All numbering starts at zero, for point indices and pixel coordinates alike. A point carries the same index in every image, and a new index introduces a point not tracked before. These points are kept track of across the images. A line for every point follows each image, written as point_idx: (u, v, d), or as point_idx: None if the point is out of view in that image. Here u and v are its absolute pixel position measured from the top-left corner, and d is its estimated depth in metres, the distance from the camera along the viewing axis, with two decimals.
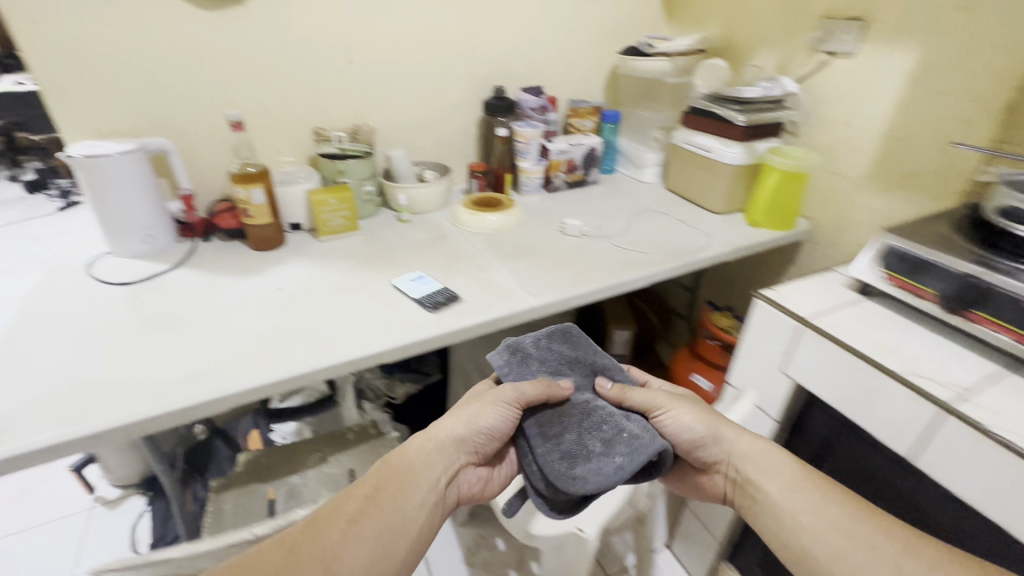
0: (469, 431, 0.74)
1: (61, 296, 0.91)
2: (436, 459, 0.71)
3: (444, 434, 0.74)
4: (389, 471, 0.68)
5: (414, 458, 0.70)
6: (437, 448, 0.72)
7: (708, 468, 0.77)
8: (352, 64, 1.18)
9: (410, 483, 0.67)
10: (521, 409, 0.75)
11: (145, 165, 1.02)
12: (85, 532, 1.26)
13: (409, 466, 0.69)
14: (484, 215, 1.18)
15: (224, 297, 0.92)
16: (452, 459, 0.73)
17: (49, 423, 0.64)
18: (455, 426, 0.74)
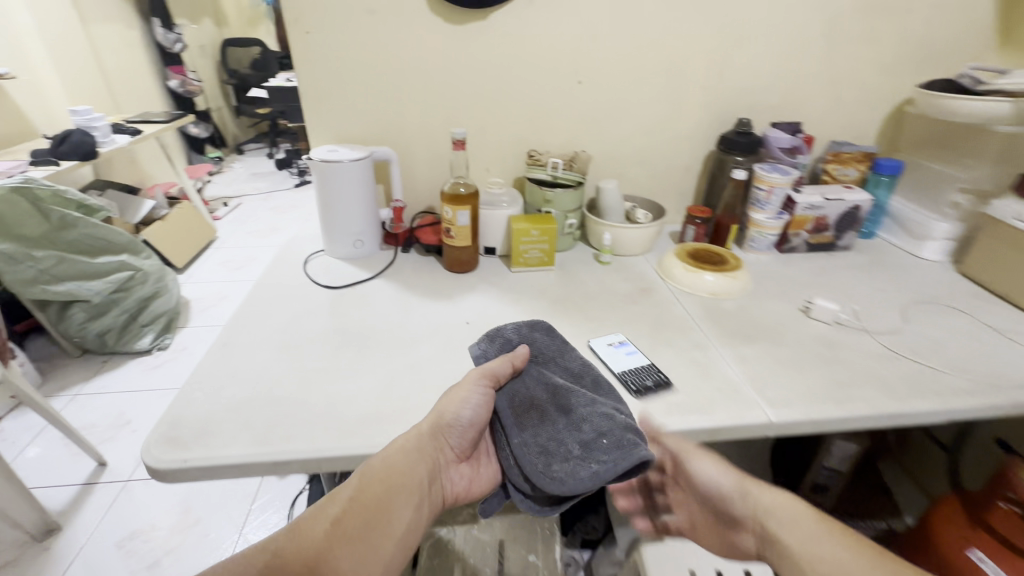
0: (449, 422, 0.65)
1: (279, 290, 0.95)
2: (418, 456, 0.62)
3: (418, 427, 0.64)
4: (374, 472, 0.60)
5: (390, 454, 0.61)
6: (406, 444, 0.62)
7: (737, 525, 0.62)
8: (580, 85, 1.09)
9: (394, 485, 0.59)
10: (490, 395, 0.67)
11: (369, 173, 1.04)
12: (257, 493, 1.37)
13: (389, 466, 0.60)
14: (704, 274, 0.97)
15: (414, 322, 0.88)
16: (429, 457, 0.63)
17: (243, 438, 0.63)
18: (430, 417, 0.65)
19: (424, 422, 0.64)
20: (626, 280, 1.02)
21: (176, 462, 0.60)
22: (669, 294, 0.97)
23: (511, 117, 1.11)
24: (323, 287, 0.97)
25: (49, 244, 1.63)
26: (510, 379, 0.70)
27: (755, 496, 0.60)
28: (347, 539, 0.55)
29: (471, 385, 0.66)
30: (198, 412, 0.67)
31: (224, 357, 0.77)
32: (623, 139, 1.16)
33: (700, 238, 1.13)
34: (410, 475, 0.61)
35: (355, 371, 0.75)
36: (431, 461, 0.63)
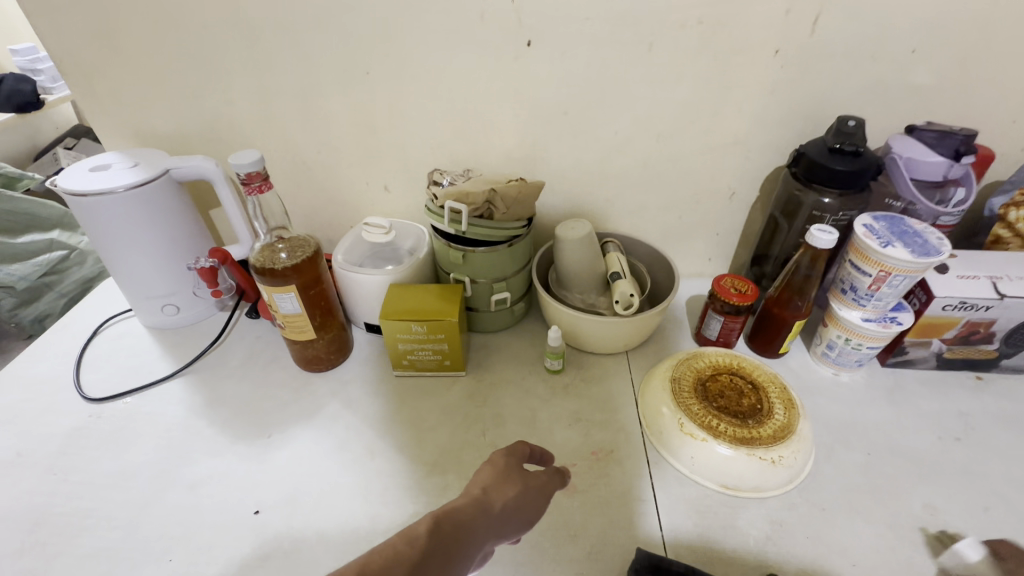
0: (519, 492, 0.43)
1: (17, 399, 0.61)
2: (486, 523, 0.40)
3: (491, 497, 0.42)
4: (447, 524, 0.37)
5: (461, 509, 0.39)
6: (481, 508, 0.40)
7: None
8: (529, 49, 0.59)
9: (468, 547, 0.37)
10: (538, 483, 0.46)
11: (172, 202, 0.64)
12: None
13: (462, 524, 0.38)
14: (714, 445, 0.51)
15: (173, 500, 0.52)
16: (499, 538, 0.40)
17: None
18: (504, 490, 0.43)
19: (500, 493, 0.42)
20: (574, 422, 0.58)
21: None
22: (641, 472, 0.53)
23: (414, 106, 0.64)
24: (81, 397, 0.61)
25: None
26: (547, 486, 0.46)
27: None
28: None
29: (538, 482, 0.45)
30: None
31: None
32: (615, 146, 0.66)
33: (734, 333, 0.64)
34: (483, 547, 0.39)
35: None
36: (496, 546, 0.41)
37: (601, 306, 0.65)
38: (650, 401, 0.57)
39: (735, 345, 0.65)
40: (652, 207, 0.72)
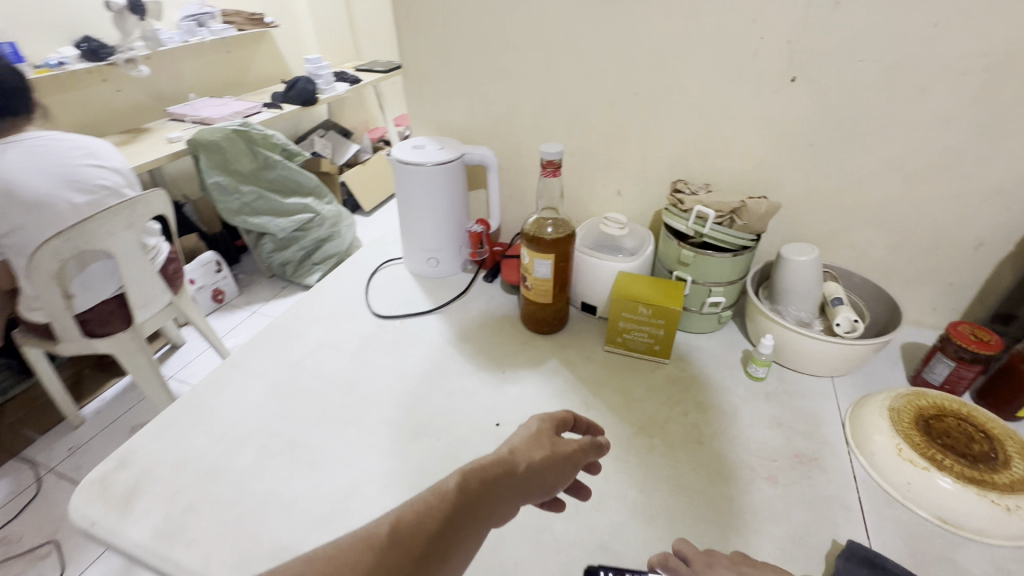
0: (544, 457, 0.46)
1: (329, 304, 0.83)
2: (513, 484, 0.43)
3: (517, 458, 0.45)
4: (474, 483, 0.41)
5: (491, 466, 0.43)
6: (507, 468, 0.44)
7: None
8: (791, 84, 0.66)
9: (494, 503, 0.41)
10: (565, 448, 0.48)
11: (458, 179, 0.82)
12: None
13: (490, 480, 0.42)
14: (937, 476, 0.51)
15: (437, 400, 0.67)
16: (527, 497, 0.44)
17: (157, 513, 0.53)
18: (530, 452, 0.46)
19: (525, 455, 0.46)
20: (775, 425, 0.62)
21: (84, 522, 0.52)
22: (847, 483, 0.55)
23: (666, 124, 0.74)
24: (370, 312, 0.82)
25: (254, 180, 1.89)
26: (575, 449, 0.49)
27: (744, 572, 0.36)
28: (442, 569, 0.36)
29: (568, 450, 0.48)
30: (156, 449, 0.60)
31: (225, 382, 0.69)
32: (855, 180, 0.69)
33: (963, 384, 0.62)
34: (511, 504, 0.42)
35: (322, 462, 0.58)
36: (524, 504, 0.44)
37: (814, 327, 0.68)
38: (862, 425, 0.59)
39: (961, 396, 0.63)
40: (880, 245, 0.73)
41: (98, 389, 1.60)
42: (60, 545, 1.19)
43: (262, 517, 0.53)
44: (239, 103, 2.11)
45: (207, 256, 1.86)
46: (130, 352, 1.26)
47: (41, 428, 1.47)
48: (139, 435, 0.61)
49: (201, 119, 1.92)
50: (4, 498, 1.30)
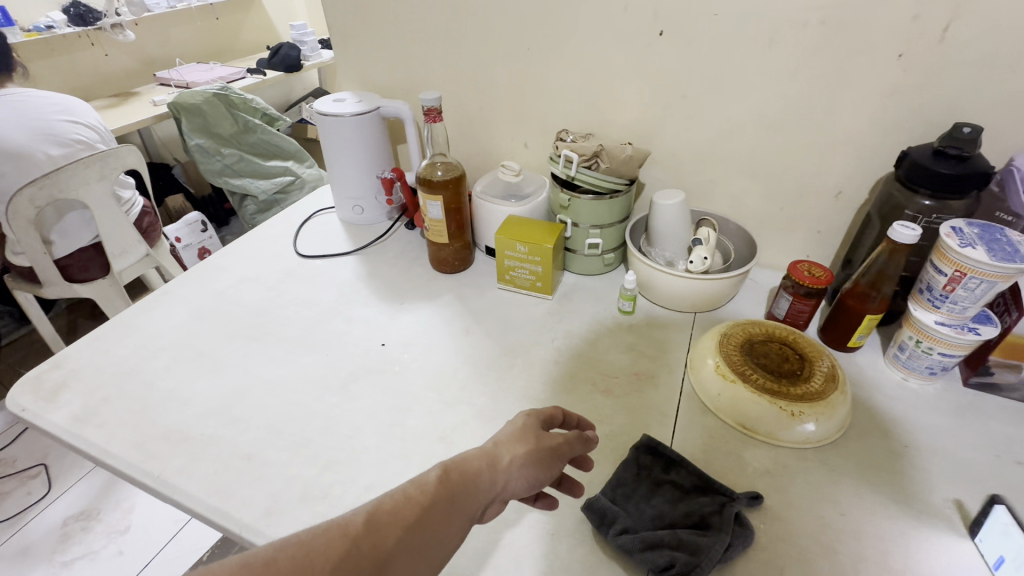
0: (529, 455, 0.43)
1: (259, 245, 0.92)
2: (493, 481, 0.41)
3: (501, 452, 0.43)
4: (453, 478, 0.39)
5: (471, 462, 0.41)
6: (490, 464, 0.41)
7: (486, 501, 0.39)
8: (661, 38, 0.70)
9: (472, 499, 0.39)
10: (554, 443, 0.46)
11: (376, 130, 0.89)
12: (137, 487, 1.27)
13: (470, 477, 0.40)
14: (740, 387, 0.58)
15: (335, 324, 0.75)
16: (507, 492, 0.42)
17: (76, 403, 0.63)
18: (516, 446, 0.43)
19: (510, 449, 0.43)
20: (628, 350, 0.69)
21: (16, 407, 0.62)
22: (672, 396, 0.62)
23: (559, 78, 0.80)
24: (295, 252, 0.90)
25: (236, 143, 1.98)
26: (562, 442, 0.46)
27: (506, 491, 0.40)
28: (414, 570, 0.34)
29: (555, 443, 0.45)
30: (85, 357, 0.69)
31: (154, 306, 0.78)
32: (726, 130, 0.74)
33: (802, 317, 0.68)
34: (487, 501, 0.40)
35: (222, 368, 0.67)
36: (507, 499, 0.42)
37: (678, 265, 0.74)
38: (695, 348, 0.65)
39: (803, 329, 0.69)
40: (753, 194, 0.78)
41: None
42: (49, 468, 1.33)
43: (162, 407, 0.62)
44: (224, 68, 2.18)
45: (192, 216, 1.95)
46: (107, 295, 1.40)
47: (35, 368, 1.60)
48: (74, 345, 0.71)
49: (185, 83, 2.00)
50: (1, 427, 1.44)
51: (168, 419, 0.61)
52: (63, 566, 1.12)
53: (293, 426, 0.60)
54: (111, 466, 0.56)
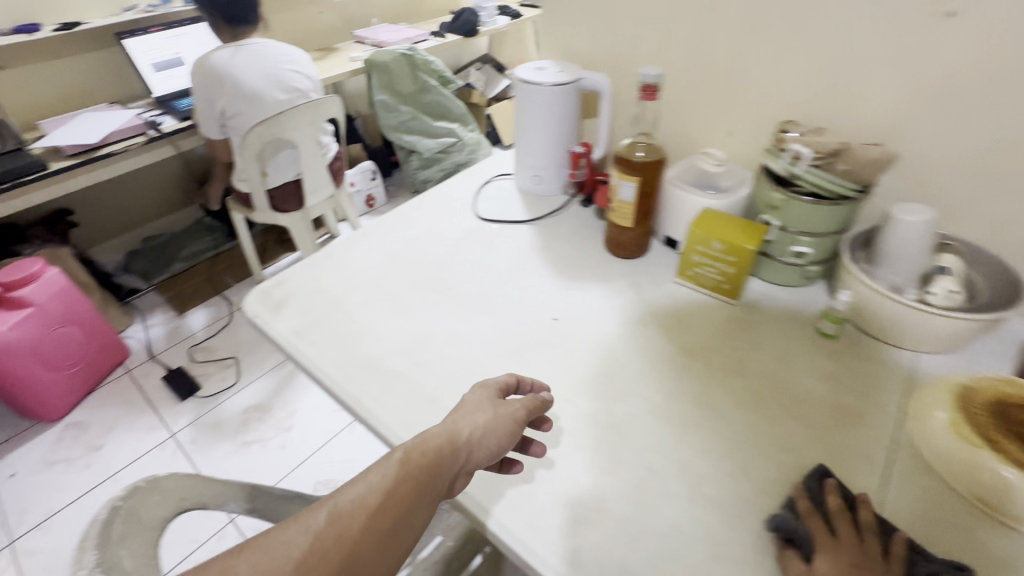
0: (479, 429, 0.48)
1: (442, 202, 0.97)
2: (456, 456, 0.45)
3: (460, 428, 0.47)
4: (412, 458, 0.43)
5: (432, 440, 0.45)
6: (450, 441, 0.46)
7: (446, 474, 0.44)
8: (950, 20, 0.58)
9: (436, 473, 0.43)
10: (508, 415, 0.50)
11: (571, 102, 0.88)
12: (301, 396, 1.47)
13: (431, 453, 0.44)
14: (992, 460, 0.47)
15: (510, 289, 0.77)
16: (471, 461, 0.47)
17: (294, 319, 0.72)
18: (472, 420, 0.48)
19: (467, 424, 0.48)
20: (826, 378, 0.61)
21: (252, 312, 0.74)
22: (882, 443, 0.54)
23: (792, 61, 0.71)
24: (474, 213, 0.93)
25: (412, 102, 2.13)
26: (517, 408, 0.52)
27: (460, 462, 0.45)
28: (390, 542, 0.39)
29: (510, 413, 0.50)
30: (301, 280, 0.79)
31: (354, 245, 0.86)
32: (1011, 141, 0.60)
33: None
34: (453, 471, 0.45)
35: (410, 312, 0.73)
36: (473, 466, 0.47)
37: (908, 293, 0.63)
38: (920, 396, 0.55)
39: None
40: None
41: (276, 257, 2.01)
42: (238, 361, 1.60)
43: (360, 338, 0.69)
44: (412, 30, 2.32)
45: (365, 165, 2.15)
46: (298, 226, 1.60)
47: (236, 277, 1.91)
48: (292, 268, 0.82)
49: (378, 42, 2.17)
50: (209, 320, 1.75)
51: (366, 349, 0.67)
52: (243, 444, 1.36)
53: (470, 380, 0.63)
54: (321, 380, 0.64)
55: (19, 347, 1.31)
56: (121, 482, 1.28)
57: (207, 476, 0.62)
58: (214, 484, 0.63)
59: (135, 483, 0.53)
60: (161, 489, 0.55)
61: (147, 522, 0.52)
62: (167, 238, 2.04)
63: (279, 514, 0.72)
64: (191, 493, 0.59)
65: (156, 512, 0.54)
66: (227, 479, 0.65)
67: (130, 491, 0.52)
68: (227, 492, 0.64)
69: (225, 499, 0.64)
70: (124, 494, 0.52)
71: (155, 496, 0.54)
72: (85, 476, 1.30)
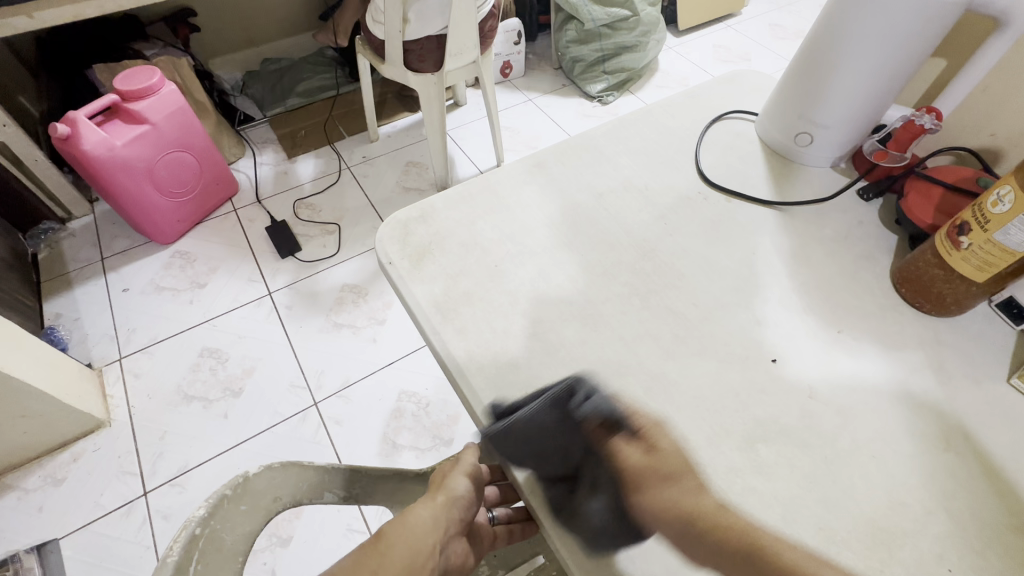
0: (468, 492, 0.49)
1: (651, 136, 0.67)
2: (450, 517, 0.46)
3: (453, 488, 0.48)
4: (408, 523, 0.44)
5: (426, 506, 0.46)
6: (445, 504, 0.46)
7: (443, 540, 0.44)
8: None
9: (434, 539, 0.44)
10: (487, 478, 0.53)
11: (936, 31, 0.52)
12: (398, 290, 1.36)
13: (428, 519, 0.45)
14: None
15: (741, 320, 0.52)
16: (464, 520, 0.48)
17: (437, 285, 0.52)
18: (464, 479, 0.49)
19: (460, 482, 0.48)
20: None
21: (385, 257, 0.54)
22: None
23: None
24: (696, 169, 0.64)
25: None
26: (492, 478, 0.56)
27: (455, 520, 0.46)
28: None
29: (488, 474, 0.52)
30: (451, 219, 0.58)
31: (526, 180, 0.62)
32: None
33: None
34: (449, 534, 0.45)
35: (595, 322, 0.51)
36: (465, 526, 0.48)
37: None
38: None
39: None
40: None
41: (394, 116, 1.77)
42: (342, 229, 1.48)
43: (523, 348, 0.48)
44: None
45: (511, 23, 1.76)
46: (429, 94, 1.34)
47: (350, 130, 1.72)
48: (440, 198, 0.60)
49: None
50: (318, 173, 1.62)
51: (529, 368, 0.47)
52: (335, 326, 1.29)
53: None
54: (464, 399, 0.46)
55: (134, 166, 1.25)
56: (218, 329, 1.28)
57: (304, 465, 0.51)
58: (312, 471, 0.52)
59: (219, 494, 0.44)
60: (250, 496, 0.46)
61: (228, 548, 0.44)
62: (286, 64, 1.84)
63: (377, 496, 0.60)
64: (285, 493, 0.49)
65: (240, 530, 0.45)
66: (327, 465, 0.53)
67: (211, 508, 0.43)
68: (322, 479, 0.53)
69: (321, 488, 0.53)
70: (202, 517, 0.42)
71: (242, 508, 0.45)
72: (187, 312, 1.31)
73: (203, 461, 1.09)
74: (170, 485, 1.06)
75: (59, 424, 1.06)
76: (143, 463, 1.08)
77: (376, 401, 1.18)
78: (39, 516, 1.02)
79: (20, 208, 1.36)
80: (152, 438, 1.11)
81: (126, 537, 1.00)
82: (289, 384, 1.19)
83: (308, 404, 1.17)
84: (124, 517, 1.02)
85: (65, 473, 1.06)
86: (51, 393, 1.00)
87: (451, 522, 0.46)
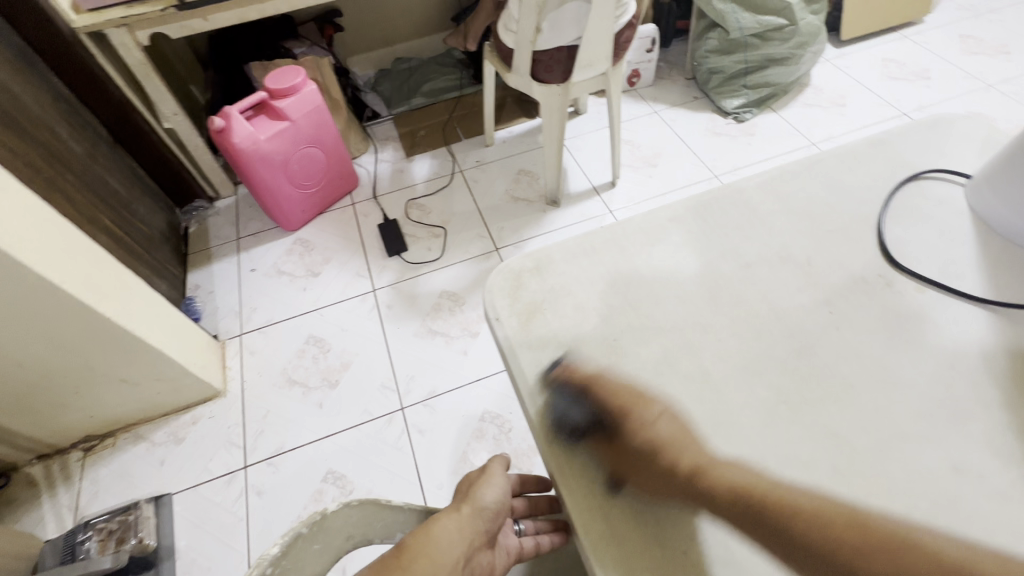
0: (495, 504, 0.48)
1: (819, 194, 0.55)
2: (478, 526, 0.45)
3: (479, 497, 0.48)
4: (435, 530, 0.43)
5: (454, 514, 0.45)
6: (472, 514, 0.46)
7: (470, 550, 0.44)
8: None
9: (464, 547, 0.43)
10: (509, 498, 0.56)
11: None
12: None
13: (455, 527, 0.44)
14: None
15: (927, 460, 0.40)
16: (490, 532, 0.47)
17: (545, 353, 0.47)
18: (489, 492, 0.49)
19: (485, 494, 0.48)
20: None
21: (492, 310, 0.50)
22: None
23: None
24: (876, 243, 0.51)
25: None
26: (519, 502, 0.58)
27: (482, 531, 0.46)
28: None
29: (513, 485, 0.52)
30: (568, 274, 0.52)
31: (658, 236, 0.54)
32: None
33: None
34: (477, 543, 0.45)
35: (728, 429, 0.42)
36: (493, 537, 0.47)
37: None
38: None
39: None
40: None
41: (511, 121, 1.75)
42: (447, 234, 1.49)
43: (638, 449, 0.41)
44: None
45: (646, 30, 1.64)
46: (551, 105, 1.28)
47: (467, 133, 1.73)
48: (557, 247, 0.54)
49: None
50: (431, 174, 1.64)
51: (644, 478, 0.40)
52: (429, 332, 1.29)
53: None
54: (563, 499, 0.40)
55: (273, 158, 1.34)
56: (325, 318, 1.34)
57: (381, 504, 0.48)
58: (388, 510, 0.49)
59: (296, 531, 0.41)
60: (324, 535, 0.44)
61: None
62: (416, 63, 1.89)
63: None
64: (358, 532, 0.46)
65: (310, 568, 0.43)
66: (401, 506, 0.50)
67: (285, 548, 0.40)
68: (395, 522, 0.50)
69: (392, 528, 0.50)
70: (275, 557, 0.40)
71: (315, 547, 0.43)
72: (300, 298, 1.39)
73: (297, 446, 1.15)
74: (266, 463, 1.13)
75: (184, 389, 1.17)
76: (246, 438, 1.17)
77: (459, 415, 1.17)
78: (159, 469, 1.14)
79: (178, 185, 1.53)
80: (257, 415, 1.20)
81: (224, 505, 1.08)
82: (380, 384, 1.22)
83: (396, 407, 1.19)
84: (225, 485, 1.11)
85: (185, 433, 1.18)
86: (181, 362, 1.11)
87: (479, 532, 0.45)
